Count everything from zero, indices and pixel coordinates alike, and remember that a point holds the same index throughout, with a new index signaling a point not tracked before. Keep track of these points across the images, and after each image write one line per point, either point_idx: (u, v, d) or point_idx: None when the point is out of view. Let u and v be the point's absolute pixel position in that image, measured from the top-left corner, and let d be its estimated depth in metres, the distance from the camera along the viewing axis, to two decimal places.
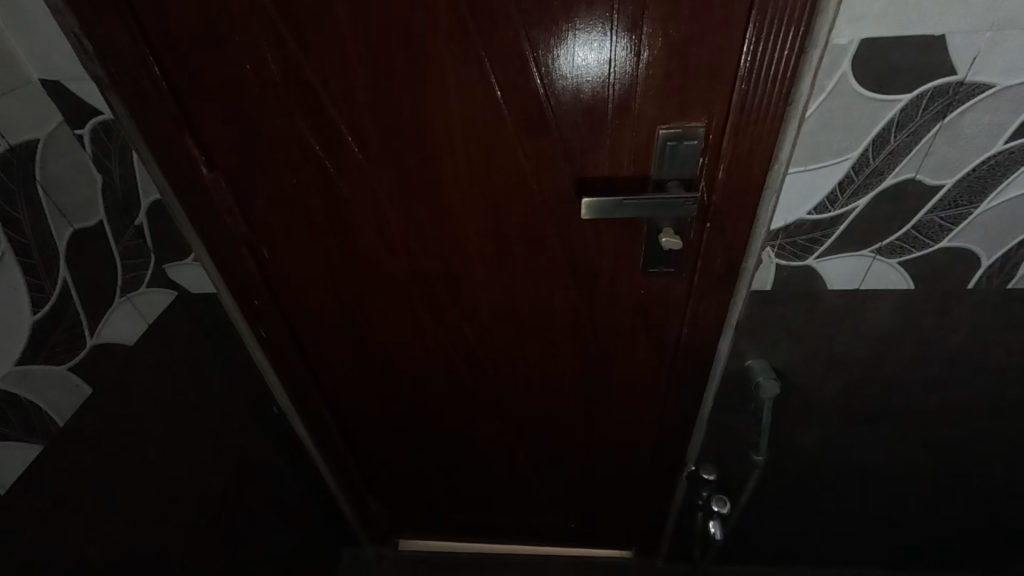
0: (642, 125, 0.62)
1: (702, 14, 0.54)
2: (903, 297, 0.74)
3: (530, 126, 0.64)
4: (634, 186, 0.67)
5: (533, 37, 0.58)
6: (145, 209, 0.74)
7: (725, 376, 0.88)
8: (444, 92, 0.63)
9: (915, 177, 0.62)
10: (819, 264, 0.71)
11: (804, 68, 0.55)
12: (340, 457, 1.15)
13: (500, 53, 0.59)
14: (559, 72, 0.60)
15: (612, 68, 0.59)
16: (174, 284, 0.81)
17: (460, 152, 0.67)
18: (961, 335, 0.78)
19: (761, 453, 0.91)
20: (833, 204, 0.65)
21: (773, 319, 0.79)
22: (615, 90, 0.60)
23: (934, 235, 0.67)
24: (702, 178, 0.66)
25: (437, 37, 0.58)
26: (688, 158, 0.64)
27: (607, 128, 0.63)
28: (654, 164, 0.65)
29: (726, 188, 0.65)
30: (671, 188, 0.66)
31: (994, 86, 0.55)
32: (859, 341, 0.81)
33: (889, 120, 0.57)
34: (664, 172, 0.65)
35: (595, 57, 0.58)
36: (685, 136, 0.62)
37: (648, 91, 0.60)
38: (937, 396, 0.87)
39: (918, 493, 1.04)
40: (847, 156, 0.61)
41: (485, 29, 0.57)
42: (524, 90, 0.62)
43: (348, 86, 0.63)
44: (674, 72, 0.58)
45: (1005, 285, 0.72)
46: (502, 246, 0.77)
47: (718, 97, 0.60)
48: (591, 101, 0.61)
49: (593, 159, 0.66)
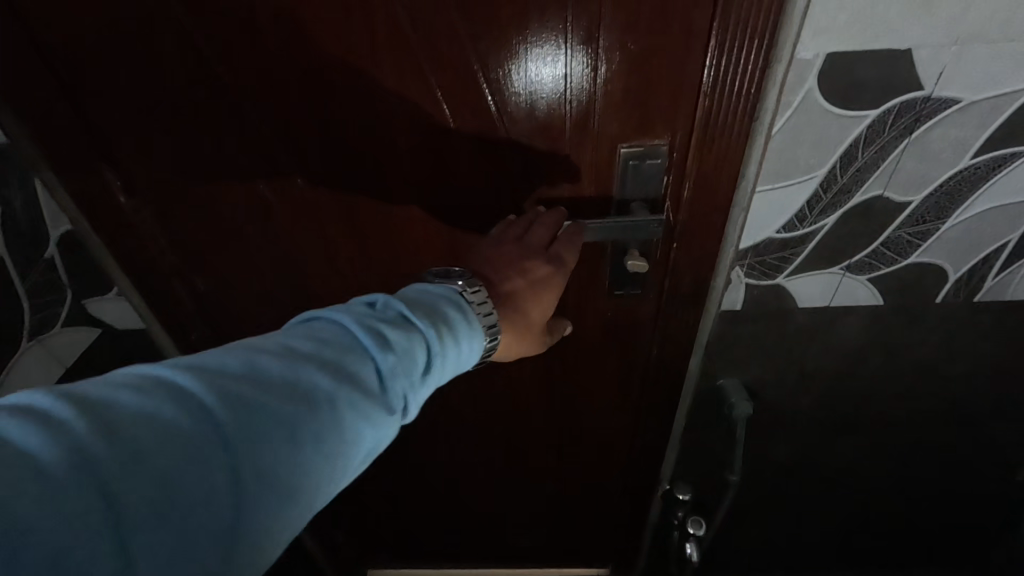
0: (602, 143, 0.58)
1: (662, 27, 0.50)
2: (872, 312, 0.73)
3: (481, 145, 0.60)
4: (597, 207, 0.64)
5: (480, 53, 0.53)
6: (57, 241, 0.65)
7: (698, 395, 0.85)
8: (388, 112, 0.57)
9: (883, 194, 0.60)
10: (789, 283, 0.69)
11: (768, 84, 0.52)
12: None
13: (446, 69, 0.54)
14: (512, 88, 0.55)
15: (570, 81, 0.54)
16: (98, 321, 0.73)
17: (409, 173, 0.62)
18: (930, 347, 0.77)
19: (735, 473, 0.89)
20: (802, 222, 0.62)
21: (744, 338, 0.76)
22: (573, 107, 0.56)
23: (903, 251, 0.66)
24: (667, 197, 0.62)
25: (376, 53, 0.52)
26: (652, 177, 0.60)
27: (566, 146, 0.59)
28: (617, 185, 0.61)
29: (692, 207, 0.62)
30: (635, 210, 0.62)
31: (960, 101, 0.53)
32: (831, 356, 0.79)
33: (857, 137, 0.55)
34: (627, 193, 0.62)
35: (550, 72, 0.54)
36: (648, 154, 0.59)
37: (607, 107, 0.56)
38: (906, 408, 0.86)
39: (891, 502, 1.03)
40: (816, 174, 0.58)
41: (428, 44, 0.52)
42: (474, 107, 0.57)
43: (279, 105, 0.56)
44: (635, 88, 0.54)
45: (972, 298, 0.71)
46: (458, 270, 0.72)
47: (681, 112, 0.56)
48: (547, 117, 0.57)
49: (553, 179, 0.62)
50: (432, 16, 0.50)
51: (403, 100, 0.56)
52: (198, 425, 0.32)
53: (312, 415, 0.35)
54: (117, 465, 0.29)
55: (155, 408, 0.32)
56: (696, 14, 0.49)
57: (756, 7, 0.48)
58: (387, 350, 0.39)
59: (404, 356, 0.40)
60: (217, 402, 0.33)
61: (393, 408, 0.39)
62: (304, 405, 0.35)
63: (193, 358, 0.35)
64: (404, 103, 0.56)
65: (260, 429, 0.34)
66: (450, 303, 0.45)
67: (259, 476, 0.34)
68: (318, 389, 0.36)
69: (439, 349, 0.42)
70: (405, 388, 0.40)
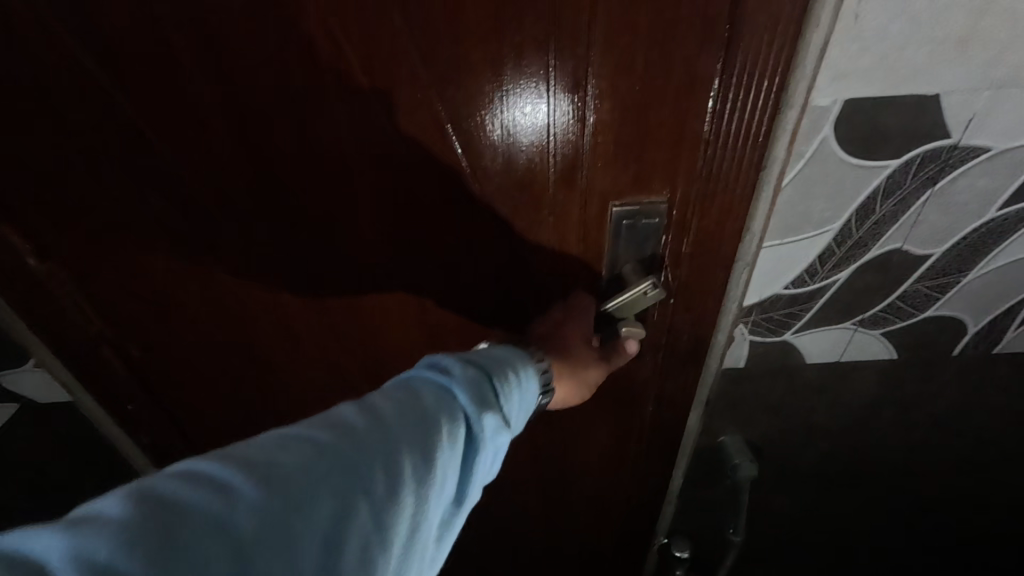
0: (590, 200, 0.51)
1: (662, 75, 0.43)
2: (885, 367, 0.67)
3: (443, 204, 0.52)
4: (586, 277, 0.57)
5: (443, 103, 0.45)
6: None
7: (696, 452, 0.79)
8: (337, 164, 0.49)
9: (901, 247, 0.54)
10: (798, 339, 0.62)
11: (778, 131, 0.46)
12: None
13: (405, 118, 0.46)
14: (485, 138, 0.47)
15: (558, 125, 0.47)
16: (15, 394, 0.66)
17: (370, 231, 0.54)
18: (944, 399, 0.72)
19: (738, 531, 0.83)
20: (813, 277, 0.56)
21: (746, 395, 0.70)
22: (554, 159, 0.49)
23: (920, 305, 0.60)
24: (663, 259, 0.55)
25: (321, 100, 0.44)
26: (644, 237, 0.54)
27: (548, 202, 0.52)
28: (608, 244, 0.54)
29: (692, 266, 0.55)
30: (628, 274, 0.56)
31: (989, 149, 0.47)
32: (840, 411, 0.73)
33: (875, 188, 0.49)
34: (619, 253, 0.55)
35: (524, 122, 0.46)
36: (643, 214, 0.51)
37: (596, 160, 0.48)
38: (915, 458, 0.81)
39: (899, 547, 0.98)
40: (829, 227, 0.52)
41: (380, 89, 0.44)
42: (437, 162, 0.49)
43: (209, 159, 0.48)
44: (625, 140, 0.47)
45: (991, 351, 0.65)
46: (428, 328, 0.64)
47: (682, 168, 0.49)
48: (527, 170, 0.50)
49: (534, 237, 0.54)
50: (385, 59, 0.42)
51: (356, 151, 0.48)
52: (336, 464, 0.30)
53: (440, 455, 0.34)
54: (282, 515, 0.28)
55: (296, 462, 0.30)
56: (698, 60, 0.42)
57: (764, 49, 0.41)
58: (487, 393, 0.38)
59: (494, 389, 0.39)
60: (352, 454, 0.31)
61: (498, 450, 0.38)
62: (428, 440, 0.34)
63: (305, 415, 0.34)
64: (358, 153, 0.48)
65: (400, 471, 0.32)
66: (514, 351, 0.44)
67: (405, 522, 0.31)
68: (425, 429, 0.34)
69: (526, 387, 0.42)
70: (505, 415, 0.39)
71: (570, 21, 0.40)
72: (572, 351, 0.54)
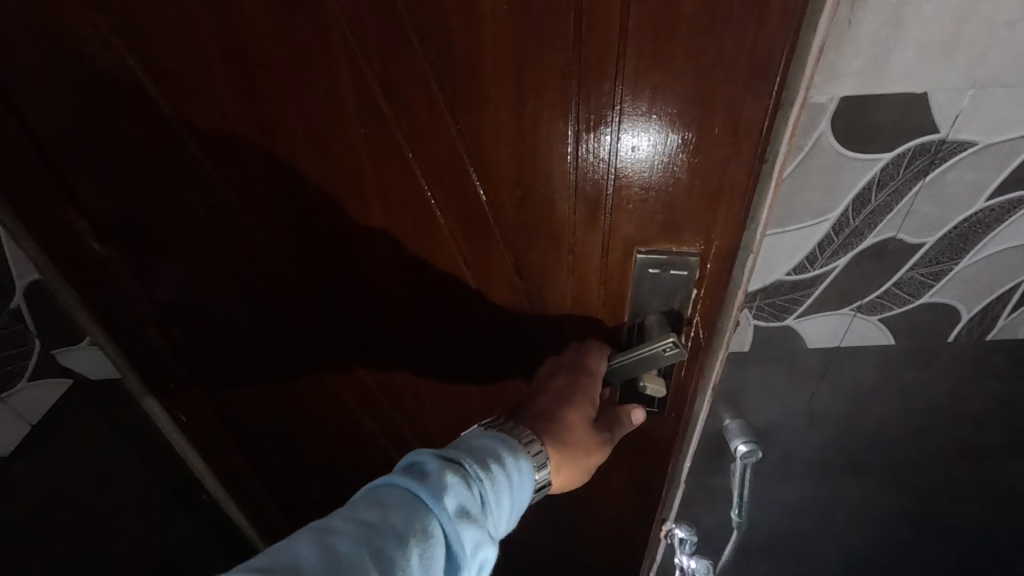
0: (613, 240, 0.57)
1: (687, 111, 0.46)
2: (883, 352, 0.70)
3: (470, 227, 0.59)
4: (610, 321, 0.64)
5: (474, 142, 0.52)
6: (21, 291, 0.63)
7: (703, 437, 0.82)
8: (379, 169, 0.56)
9: (896, 236, 0.58)
10: (799, 323, 0.66)
11: (780, 127, 0.49)
12: (278, 526, 1.05)
13: (438, 125, 0.51)
14: (524, 160, 0.52)
15: (637, 167, 0.51)
16: (68, 371, 0.70)
17: (398, 222, 0.61)
18: (942, 386, 0.75)
19: (740, 513, 0.85)
20: (813, 264, 0.60)
21: (750, 380, 0.74)
22: (578, 199, 0.54)
23: (915, 292, 0.63)
24: (691, 316, 0.60)
25: (370, 113, 0.52)
26: (674, 287, 0.58)
27: (571, 226, 0.56)
28: (634, 289, 0.60)
29: (709, 297, 0.59)
30: (651, 323, 0.60)
31: (975, 144, 0.51)
32: (842, 396, 0.76)
33: (870, 180, 0.53)
34: (645, 299, 0.60)
35: (548, 164, 0.52)
36: (671, 263, 0.57)
37: (622, 191, 0.53)
38: (915, 445, 0.84)
39: (899, 532, 1.02)
40: (827, 217, 0.56)
41: (416, 94, 0.49)
42: (463, 190, 0.56)
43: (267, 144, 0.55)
44: (654, 187, 0.52)
45: (984, 337, 0.69)
46: (455, 323, 0.71)
47: (710, 215, 0.53)
48: (556, 192, 0.54)
49: (555, 257, 0.60)
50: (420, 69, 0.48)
51: (395, 174, 0.56)
52: None
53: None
54: None
55: None
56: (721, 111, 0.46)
57: None
58: (456, 503, 0.42)
59: (464, 497, 0.43)
60: None
61: (467, 556, 0.42)
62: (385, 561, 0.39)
63: (275, 544, 0.40)
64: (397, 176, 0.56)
65: None
66: (494, 445, 0.48)
67: None
68: (384, 547, 0.39)
69: (498, 487, 0.45)
70: (477, 521, 0.43)
71: (594, 61, 0.45)
72: (574, 433, 0.56)
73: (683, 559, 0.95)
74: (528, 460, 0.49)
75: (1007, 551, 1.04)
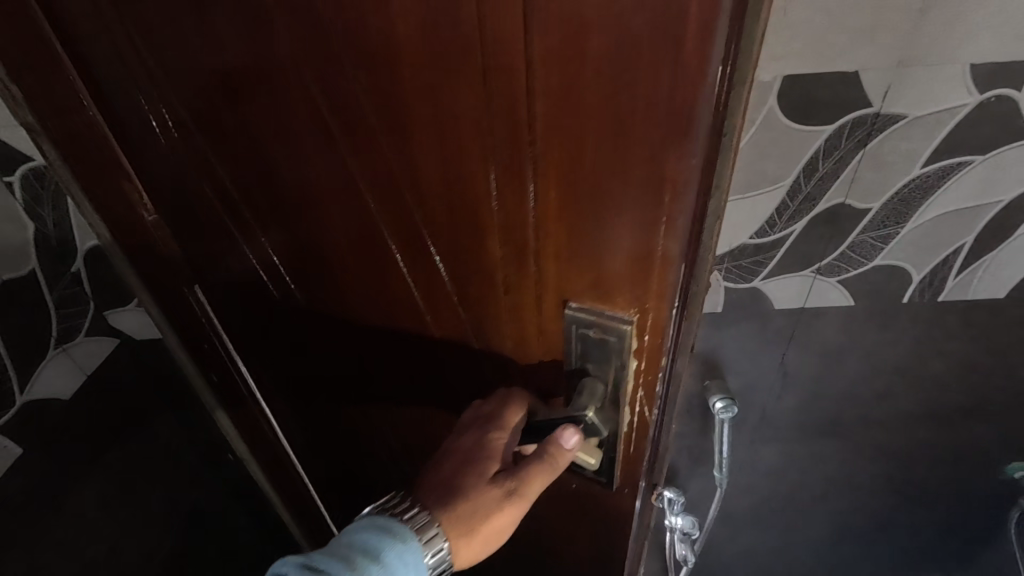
0: (548, 292, 0.51)
1: (611, 160, 0.40)
2: (846, 313, 0.78)
3: (411, 259, 0.55)
4: (552, 371, 0.59)
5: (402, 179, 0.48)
6: (83, 256, 0.74)
7: (687, 397, 0.89)
8: (318, 192, 0.54)
9: (845, 201, 0.65)
10: (766, 284, 0.74)
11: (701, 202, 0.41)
12: (298, 505, 1.10)
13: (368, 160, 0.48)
14: (453, 206, 0.48)
15: (579, 225, 0.45)
16: (117, 332, 0.81)
17: (343, 247, 0.58)
18: (904, 347, 0.82)
19: (721, 470, 0.91)
20: (773, 227, 0.68)
21: (725, 340, 0.81)
22: (507, 249, 0.49)
23: (868, 254, 0.71)
24: (631, 385, 0.56)
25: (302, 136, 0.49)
26: (606, 352, 0.53)
27: (504, 276, 0.52)
28: (567, 346, 0.55)
29: (648, 359, 0.53)
30: (587, 381, 0.56)
31: (906, 116, 0.59)
32: (811, 357, 0.83)
33: (817, 149, 0.61)
34: (582, 362, 0.56)
35: (474, 207, 0.47)
36: (603, 326, 0.51)
37: (549, 246, 0.47)
38: (886, 407, 0.91)
39: (879, 497, 1.08)
40: (782, 183, 0.64)
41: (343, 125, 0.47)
42: (398, 223, 0.52)
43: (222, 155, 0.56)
44: (586, 244, 0.46)
45: (936, 299, 0.76)
46: (413, 358, 0.68)
47: (639, 274, 0.47)
48: (484, 239, 0.49)
49: (491, 303, 0.55)
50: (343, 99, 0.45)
51: (338, 203, 0.53)
52: None
53: None
54: None
55: None
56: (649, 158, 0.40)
57: None
58: None
59: None
60: None
61: None
62: None
63: None
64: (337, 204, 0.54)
65: None
66: (372, 539, 0.52)
67: None
68: None
69: None
70: None
71: (504, 99, 0.39)
72: (469, 499, 0.57)
73: (673, 518, 1.02)
74: (417, 542, 0.53)
75: (980, 513, 1.10)
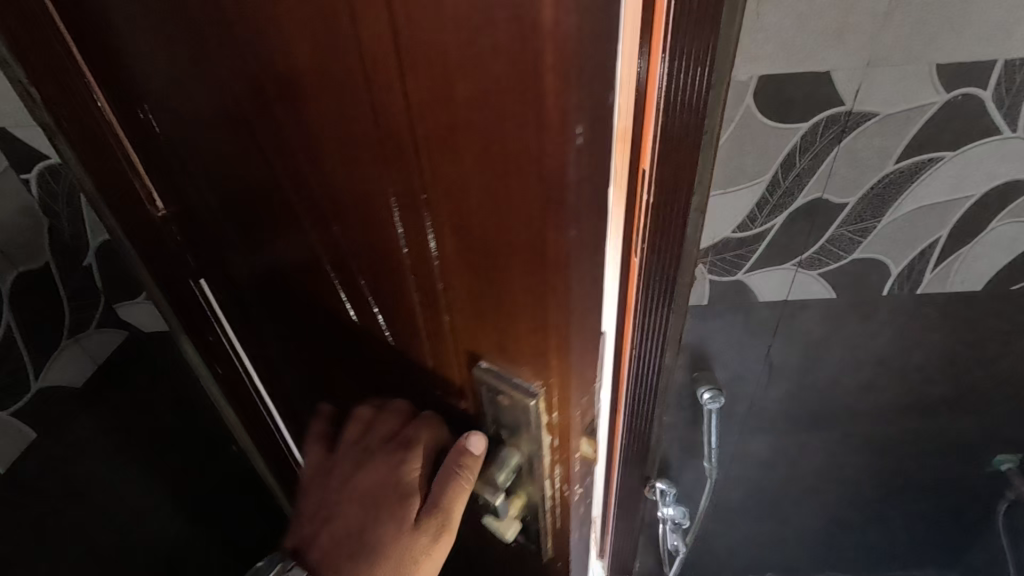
0: (458, 347, 0.45)
1: (491, 213, 0.32)
2: (827, 306, 0.80)
3: (337, 270, 0.50)
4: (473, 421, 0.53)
5: (320, 203, 0.44)
6: (94, 249, 0.82)
7: (676, 389, 0.92)
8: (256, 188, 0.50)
9: (823, 196, 0.68)
10: (749, 277, 0.77)
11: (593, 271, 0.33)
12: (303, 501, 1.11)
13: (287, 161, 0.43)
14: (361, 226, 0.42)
15: (471, 276, 0.38)
16: (126, 324, 0.90)
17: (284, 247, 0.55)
18: (886, 339, 0.85)
19: (710, 461, 0.94)
20: (754, 222, 0.70)
21: (712, 333, 0.84)
22: (414, 284, 0.43)
23: (847, 248, 0.74)
24: (547, 458, 0.48)
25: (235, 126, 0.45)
26: (516, 419, 0.46)
27: (416, 310, 0.45)
28: (481, 401, 0.48)
29: (560, 432, 0.45)
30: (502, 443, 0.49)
31: (877, 114, 0.61)
32: (796, 349, 0.86)
33: (793, 146, 0.64)
34: (497, 425, 0.49)
35: (380, 238, 0.41)
36: (508, 391, 0.43)
37: (448, 289, 0.40)
38: (871, 398, 0.93)
39: (868, 488, 1.11)
40: (761, 179, 0.67)
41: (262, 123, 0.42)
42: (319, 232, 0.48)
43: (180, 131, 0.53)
44: (481, 300, 0.39)
45: (915, 291, 0.78)
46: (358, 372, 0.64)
47: (534, 347, 0.39)
48: (393, 268, 0.43)
49: (409, 334, 0.49)
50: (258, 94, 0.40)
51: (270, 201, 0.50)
52: None
53: None
54: None
55: None
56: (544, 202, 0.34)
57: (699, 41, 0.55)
58: None
59: None
60: None
61: None
62: None
63: None
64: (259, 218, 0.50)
65: None
66: None
67: None
68: None
69: None
70: None
71: (385, 119, 0.32)
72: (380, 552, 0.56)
73: (664, 508, 1.05)
74: None
75: (968, 504, 1.13)
